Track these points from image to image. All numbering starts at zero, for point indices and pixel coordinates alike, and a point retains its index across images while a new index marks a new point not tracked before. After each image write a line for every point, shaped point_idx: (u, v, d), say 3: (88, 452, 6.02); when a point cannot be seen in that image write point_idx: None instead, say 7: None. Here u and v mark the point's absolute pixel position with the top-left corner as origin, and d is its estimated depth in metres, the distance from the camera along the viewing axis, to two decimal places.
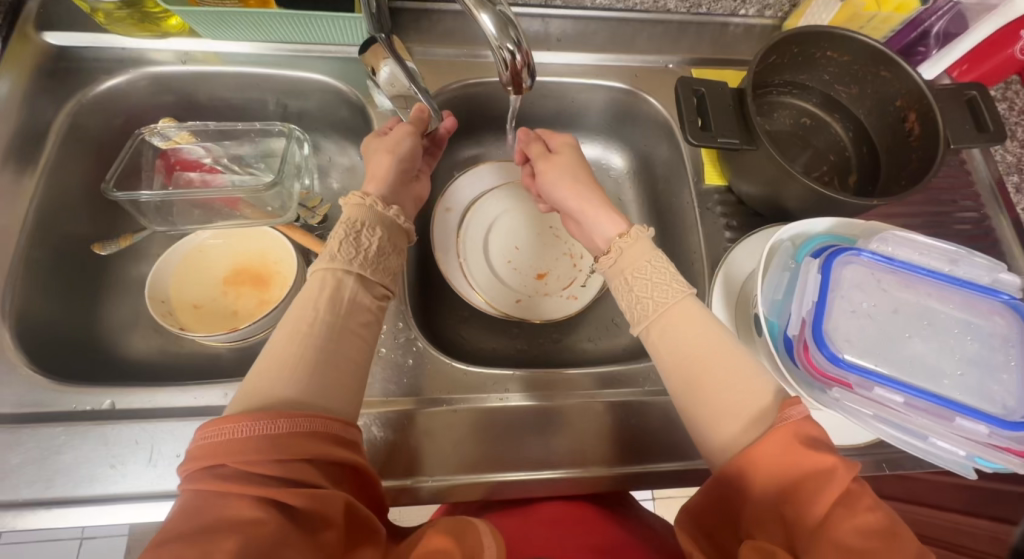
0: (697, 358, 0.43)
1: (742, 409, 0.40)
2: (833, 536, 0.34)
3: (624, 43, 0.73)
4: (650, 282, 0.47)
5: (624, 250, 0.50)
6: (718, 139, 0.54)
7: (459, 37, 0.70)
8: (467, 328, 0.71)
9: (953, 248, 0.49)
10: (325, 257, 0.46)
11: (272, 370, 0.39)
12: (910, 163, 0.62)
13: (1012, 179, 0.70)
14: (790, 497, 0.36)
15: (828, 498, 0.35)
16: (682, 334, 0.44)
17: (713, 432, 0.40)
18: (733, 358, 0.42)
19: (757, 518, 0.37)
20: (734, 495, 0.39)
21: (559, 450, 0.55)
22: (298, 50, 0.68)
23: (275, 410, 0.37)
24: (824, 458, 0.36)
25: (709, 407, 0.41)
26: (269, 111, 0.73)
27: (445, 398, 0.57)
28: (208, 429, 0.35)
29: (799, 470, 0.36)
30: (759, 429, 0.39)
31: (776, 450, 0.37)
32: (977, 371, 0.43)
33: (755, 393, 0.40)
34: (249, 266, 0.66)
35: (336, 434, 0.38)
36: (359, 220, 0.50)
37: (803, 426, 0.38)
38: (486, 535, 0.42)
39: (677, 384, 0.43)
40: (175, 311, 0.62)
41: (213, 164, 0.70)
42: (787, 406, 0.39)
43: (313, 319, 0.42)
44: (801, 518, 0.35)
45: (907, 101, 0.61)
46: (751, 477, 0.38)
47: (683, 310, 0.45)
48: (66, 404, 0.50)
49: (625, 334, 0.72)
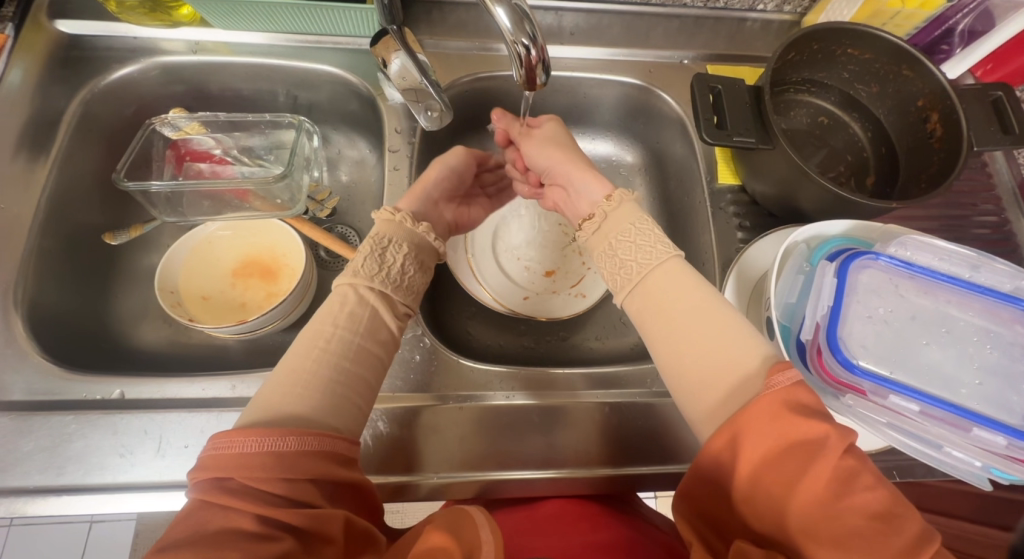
0: (680, 320, 0.43)
1: (727, 370, 0.39)
2: (832, 515, 0.32)
3: (638, 38, 0.72)
4: (634, 247, 0.48)
5: (608, 215, 0.51)
6: (733, 138, 0.53)
7: (471, 29, 0.70)
8: (472, 324, 0.71)
9: (974, 254, 0.47)
10: (349, 272, 0.46)
11: (285, 382, 0.40)
12: (931, 165, 0.60)
13: None
14: (781, 471, 0.34)
15: (821, 470, 0.33)
16: (665, 296, 0.44)
17: (693, 397, 0.40)
18: (718, 321, 0.42)
19: (748, 494, 0.35)
20: (725, 473, 0.37)
21: (565, 450, 0.55)
22: (309, 42, 0.67)
23: (285, 427, 0.37)
24: (816, 425, 0.34)
25: (689, 371, 0.41)
26: (279, 103, 0.72)
27: (451, 395, 0.57)
28: (220, 438, 0.36)
29: (790, 442, 0.34)
30: (747, 392, 0.38)
31: (764, 418, 0.35)
32: (997, 381, 0.42)
33: (740, 354, 0.40)
34: (257, 257, 0.66)
35: (339, 453, 0.39)
36: (390, 235, 0.50)
37: (793, 392, 0.36)
38: (483, 528, 0.41)
39: (658, 348, 0.43)
40: (184, 302, 0.62)
41: (223, 155, 0.70)
42: (775, 372, 0.37)
43: (332, 336, 0.43)
44: (794, 493, 0.33)
45: (929, 101, 0.60)
46: (739, 449, 0.36)
47: (668, 273, 0.45)
48: (76, 392, 0.51)
49: (631, 334, 0.72)
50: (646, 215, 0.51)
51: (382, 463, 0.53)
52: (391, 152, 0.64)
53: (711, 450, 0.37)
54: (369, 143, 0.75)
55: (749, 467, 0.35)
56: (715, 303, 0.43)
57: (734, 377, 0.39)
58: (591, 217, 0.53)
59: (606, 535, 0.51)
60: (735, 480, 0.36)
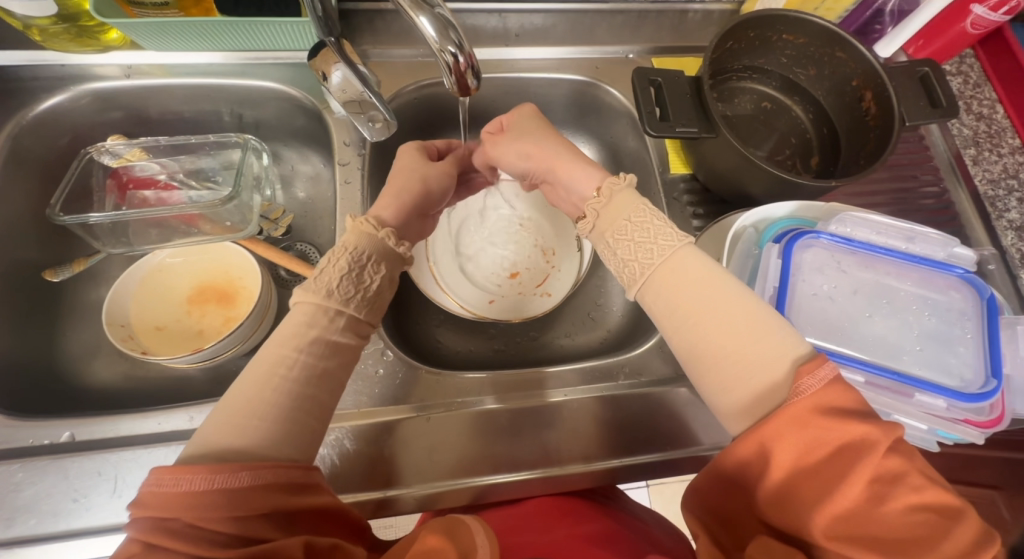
0: (698, 321, 0.40)
1: (755, 371, 0.37)
2: (871, 517, 0.32)
3: (584, 35, 0.73)
4: (633, 245, 0.44)
5: (601, 212, 0.47)
6: (676, 128, 0.54)
7: (414, 36, 0.69)
8: (440, 332, 0.71)
9: (909, 226, 0.49)
10: (321, 292, 0.44)
11: (224, 414, 0.38)
12: (869, 142, 0.62)
13: (970, 152, 0.72)
14: (814, 478, 0.33)
15: (861, 476, 0.32)
16: (677, 296, 0.41)
17: (721, 401, 0.38)
18: (740, 317, 0.39)
19: (773, 499, 0.35)
20: (752, 479, 0.36)
21: (539, 451, 0.55)
22: (249, 58, 0.66)
23: (231, 462, 0.36)
24: (855, 428, 0.33)
25: (713, 372, 0.39)
26: (225, 123, 0.71)
27: (417, 405, 0.56)
28: (162, 475, 0.34)
29: (824, 447, 0.33)
30: (762, 393, 0.36)
31: (796, 423, 0.34)
32: (936, 346, 0.44)
33: (767, 351, 0.37)
34: (213, 283, 0.64)
35: (293, 482, 0.37)
36: (366, 250, 0.48)
37: (827, 395, 0.35)
38: (479, 534, 0.40)
39: (677, 349, 0.41)
40: (137, 335, 0.60)
41: (168, 181, 0.68)
42: (804, 375, 0.35)
43: (295, 362, 0.41)
44: (832, 498, 0.33)
45: (862, 81, 0.62)
46: (774, 457, 0.34)
47: (679, 265, 0.42)
48: (24, 439, 0.48)
49: (600, 328, 0.73)
50: (640, 201, 0.47)
51: (353, 480, 0.52)
52: (340, 165, 0.63)
53: (740, 456, 0.36)
54: (323, 158, 0.74)
55: (783, 473, 0.34)
56: (734, 293, 0.40)
57: (762, 375, 0.37)
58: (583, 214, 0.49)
59: (587, 527, 0.52)
60: (760, 485, 0.35)
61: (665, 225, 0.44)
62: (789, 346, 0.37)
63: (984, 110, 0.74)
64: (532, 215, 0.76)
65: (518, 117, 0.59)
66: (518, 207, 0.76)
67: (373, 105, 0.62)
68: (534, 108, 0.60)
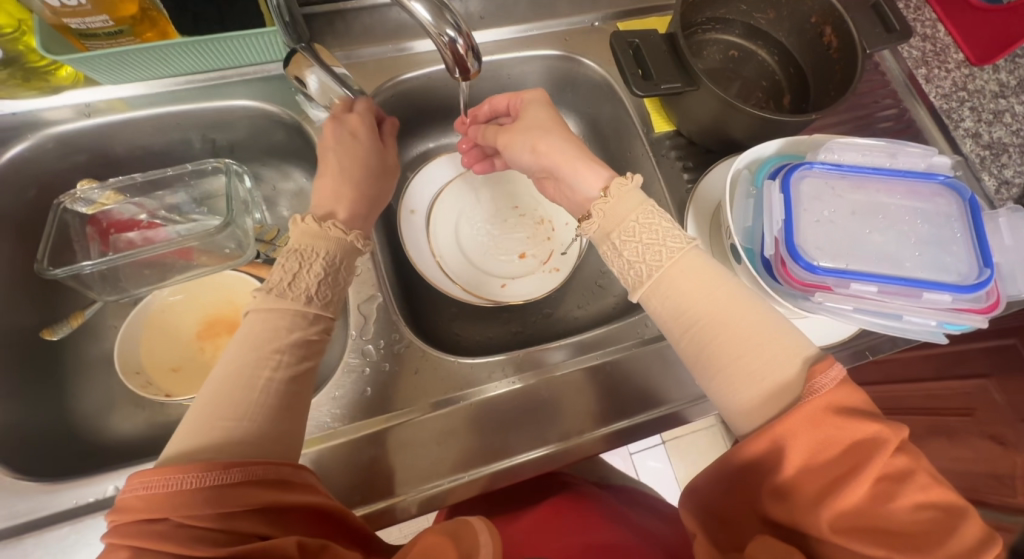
0: (708, 322, 0.41)
1: (768, 370, 0.39)
2: (874, 510, 0.35)
3: (546, 9, 0.73)
4: (640, 246, 0.45)
5: (607, 211, 0.47)
6: (660, 86, 0.56)
7: (382, 31, 0.68)
8: (458, 324, 0.72)
9: (889, 143, 0.53)
10: (299, 300, 0.43)
11: (258, 421, 0.39)
12: (835, 74, 0.65)
13: (922, 71, 0.77)
14: (825, 472, 0.35)
15: (873, 472, 0.35)
16: (686, 296, 0.42)
17: (730, 396, 0.40)
18: (749, 318, 0.41)
19: (782, 494, 0.36)
20: (764, 472, 0.37)
21: (580, 417, 0.57)
22: (214, 79, 0.64)
23: (218, 460, 0.36)
24: (868, 427, 0.36)
25: (729, 368, 0.40)
26: (197, 150, 0.68)
27: (457, 395, 0.58)
28: (148, 477, 0.34)
29: (837, 447, 0.36)
30: (786, 361, 0.39)
31: (808, 421, 0.36)
32: (933, 248, 0.48)
33: (776, 351, 0.40)
34: (221, 314, 0.63)
35: (282, 478, 0.38)
36: (332, 254, 0.47)
37: (837, 394, 0.37)
38: (483, 532, 0.42)
39: (687, 346, 0.42)
40: (154, 379, 0.58)
41: (151, 220, 0.66)
42: (818, 373, 0.38)
43: (278, 363, 0.41)
44: (843, 495, 0.35)
45: (821, 17, 0.64)
46: (788, 454, 0.36)
47: (690, 265, 0.43)
48: (64, 501, 0.47)
49: (610, 293, 0.75)
50: (648, 201, 0.47)
51: (415, 477, 0.53)
52: None
53: (757, 452, 0.37)
54: (304, 172, 0.72)
55: (794, 467, 0.36)
56: (743, 293, 0.42)
57: (776, 372, 0.39)
58: (587, 215, 0.49)
59: (599, 536, 0.58)
60: (773, 479, 0.37)
61: (672, 227, 0.45)
62: (797, 342, 0.40)
63: (927, 30, 0.79)
64: (527, 199, 0.76)
65: (528, 105, 0.58)
66: (513, 191, 0.76)
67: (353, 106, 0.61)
68: (543, 94, 0.59)
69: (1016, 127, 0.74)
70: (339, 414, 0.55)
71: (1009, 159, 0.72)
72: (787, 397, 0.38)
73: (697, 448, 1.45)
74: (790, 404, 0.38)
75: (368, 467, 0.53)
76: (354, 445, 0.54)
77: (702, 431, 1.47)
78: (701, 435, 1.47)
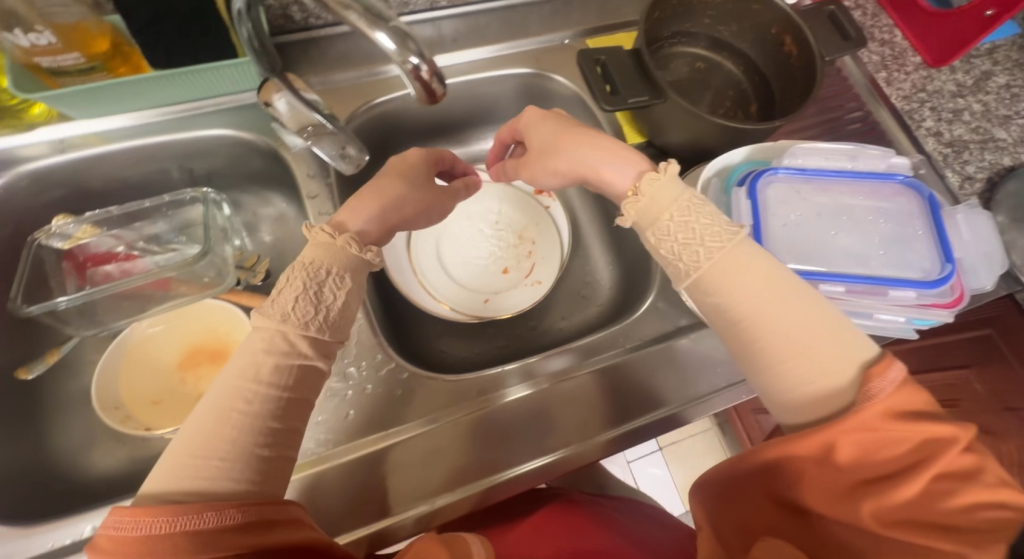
0: (761, 320, 0.42)
1: (824, 369, 0.40)
2: (932, 507, 0.36)
3: (518, 29, 0.75)
4: (679, 244, 0.45)
5: (641, 208, 0.47)
6: (628, 100, 0.57)
7: (356, 56, 0.69)
8: (443, 341, 0.72)
9: (850, 146, 0.54)
10: (279, 316, 0.42)
11: (232, 454, 0.38)
12: (797, 81, 0.67)
13: (882, 75, 0.79)
14: (882, 470, 0.38)
15: (935, 470, 0.37)
16: (736, 291, 0.43)
17: (781, 390, 0.41)
18: (804, 315, 0.41)
19: (835, 490, 0.38)
20: (816, 473, 0.39)
21: (568, 430, 0.57)
22: (189, 109, 0.64)
23: (193, 503, 0.36)
24: (933, 428, 0.37)
25: (782, 364, 0.41)
26: (175, 179, 0.68)
27: (442, 413, 0.57)
28: (120, 516, 0.35)
29: (906, 445, 0.37)
30: (845, 362, 0.40)
31: (868, 423, 0.37)
32: (897, 247, 0.49)
33: (835, 351, 0.40)
34: (205, 343, 0.63)
35: (263, 519, 0.38)
36: (324, 263, 0.46)
37: (896, 399, 0.38)
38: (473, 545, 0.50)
39: (735, 340, 0.44)
40: (134, 413, 0.57)
41: (129, 251, 0.66)
42: (878, 377, 0.38)
43: (255, 395, 0.40)
44: (898, 491, 0.37)
45: (781, 27, 0.66)
46: (841, 456, 0.38)
47: (741, 260, 0.43)
48: (43, 544, 0.46)
49: (594, 305, 0.76)
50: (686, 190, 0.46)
51: (402, 499, 0.53)
52: (310, 199, 0.62)
53: (807, 453, 0.39)
54: (283, 197, 0.72)
55: (848, 467, 0.38)
56: (801, 294, 0.41)
57: (829, 377, 0.40)
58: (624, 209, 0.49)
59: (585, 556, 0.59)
60: (826, 479, 0.39)
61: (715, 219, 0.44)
62: (856, 345, 0.40)
63: (885, 35, 0.82)
64: (509, 213, 0.77)
65: (529, 129, 0.60)
66: (493, 206, 0.77)
67: (326, 128, 0.58)
68: (535, 110, 0.60)
69: (975, 124, 0.77)
70: (324, 439, 0.55)
71: (971, 155, 0.75)
72: (840, 399, 0.39)
73: (695, 452, 1.49)
74: (842, 409, 0.39)
75: (355, 490, 0.53)
76: (341, 470, 0.53)
77: (698, 435, 1.51)
78: (697, 440, 1.49)
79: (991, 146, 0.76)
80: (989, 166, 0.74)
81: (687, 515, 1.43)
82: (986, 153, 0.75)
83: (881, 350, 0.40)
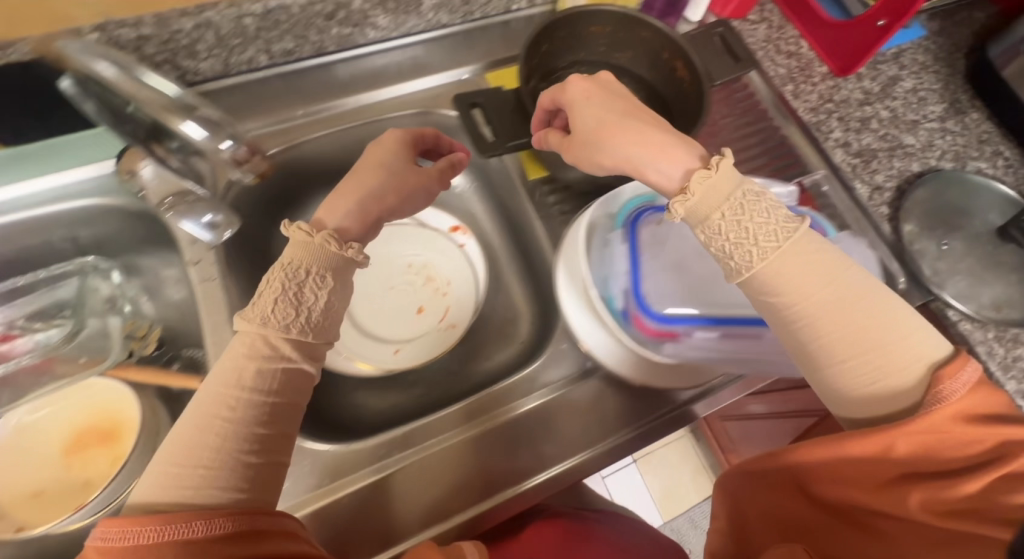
0: (833, 321, 0.44)
1: (897, 369, 0.43)
2: (985, 504, 0.40)
3: (416, 68, 0.74)
4: (732, 242, 0.46)
5: (694, 202, 0.46)
6: (508, 144, 0.59)
7: (244, 107, 0.68)
8: (359, 393, 0.69)
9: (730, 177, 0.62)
10: (258, 320, 0.44)
11: (215, 463, 0.40)
12: (688, 106, 0.66)
13: (789, 88, 0.79)
14: (931, 468, 0.41)
15: (994, 471, 0.40)
16: (803, 293, 0.45)
17: (850, 385, 0.44)
18: (873, 315, 0.44)
19: (887, 484, 0.42)
20: (871, 468, 0.42)
21: (473, 486, 0.55)
22: (64, 178, 0.60)
23: (178, 513, 0.38)
24: (988, 436, 0.41)
25: (851, 361, 0.44)
26: (60, 249, 0.63)
27: (364, 469, 0.55)
28: (108, 527, 0.37)
29: (974, 446, 0.41)
30: (916, 363, 0.43)
31: (935, 424, 0.41)
32: None
33: (908, 349, 0.43)
34: (91, 425, 0.60)
35: (251, 528, 0.39)
36: (304, 263, 0.46)
37: (961, 403, 0.42)
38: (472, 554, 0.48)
39: (795, 337, 0.46)
40: (10, 510, 0.55)
41: (7, 331, 0.61)
42: (948, 379, 0.42)
43: (237, 402, 0.42)
44: (956, 487, 0.40)
45: (671, 52, 0.65)
46: (896, 453, 0.42)
47: (802, 261, 0.45)
48: None
49: (513, 344, 0.73)
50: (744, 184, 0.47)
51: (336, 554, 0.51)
52: (193, 265, 0.60)
53: (867, 451, 0.42)
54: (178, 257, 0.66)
55: (901, 464, 0.42)
56: (857, 291, 0.45)
57: (892, 377, 0.43)
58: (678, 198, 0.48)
59: None
60: (878, 473, 0.42)
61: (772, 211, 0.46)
62: (923, 347, 0.44)
63: (792, 47, 0.82)
64: (420, 253, 0.76)
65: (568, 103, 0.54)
66: (404, 247, 0.76)
67: (193, 191, 0.60)
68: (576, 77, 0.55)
69: (883, 131, 0.77)
70: None
71: (880, 163, 0.74)
72: (904, 397, 0.43)
73: (669, 462, 1.47)
74: (909, 408, 0.43)
75: None
76: None
77: (672, 443, 1.49)
78: (671, 448, 1.49)
79: (900, 153, 0.75)
80: (897, 174, 0.74)
81: (664, 527, 1.41)
82: (894, 160, 0.75)
83: (952, 353, 0.44)
